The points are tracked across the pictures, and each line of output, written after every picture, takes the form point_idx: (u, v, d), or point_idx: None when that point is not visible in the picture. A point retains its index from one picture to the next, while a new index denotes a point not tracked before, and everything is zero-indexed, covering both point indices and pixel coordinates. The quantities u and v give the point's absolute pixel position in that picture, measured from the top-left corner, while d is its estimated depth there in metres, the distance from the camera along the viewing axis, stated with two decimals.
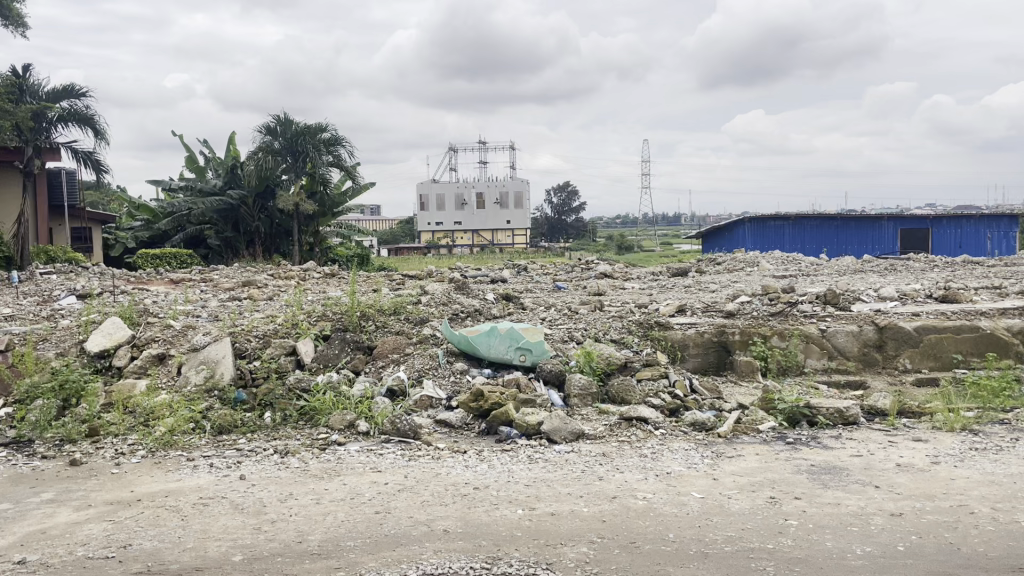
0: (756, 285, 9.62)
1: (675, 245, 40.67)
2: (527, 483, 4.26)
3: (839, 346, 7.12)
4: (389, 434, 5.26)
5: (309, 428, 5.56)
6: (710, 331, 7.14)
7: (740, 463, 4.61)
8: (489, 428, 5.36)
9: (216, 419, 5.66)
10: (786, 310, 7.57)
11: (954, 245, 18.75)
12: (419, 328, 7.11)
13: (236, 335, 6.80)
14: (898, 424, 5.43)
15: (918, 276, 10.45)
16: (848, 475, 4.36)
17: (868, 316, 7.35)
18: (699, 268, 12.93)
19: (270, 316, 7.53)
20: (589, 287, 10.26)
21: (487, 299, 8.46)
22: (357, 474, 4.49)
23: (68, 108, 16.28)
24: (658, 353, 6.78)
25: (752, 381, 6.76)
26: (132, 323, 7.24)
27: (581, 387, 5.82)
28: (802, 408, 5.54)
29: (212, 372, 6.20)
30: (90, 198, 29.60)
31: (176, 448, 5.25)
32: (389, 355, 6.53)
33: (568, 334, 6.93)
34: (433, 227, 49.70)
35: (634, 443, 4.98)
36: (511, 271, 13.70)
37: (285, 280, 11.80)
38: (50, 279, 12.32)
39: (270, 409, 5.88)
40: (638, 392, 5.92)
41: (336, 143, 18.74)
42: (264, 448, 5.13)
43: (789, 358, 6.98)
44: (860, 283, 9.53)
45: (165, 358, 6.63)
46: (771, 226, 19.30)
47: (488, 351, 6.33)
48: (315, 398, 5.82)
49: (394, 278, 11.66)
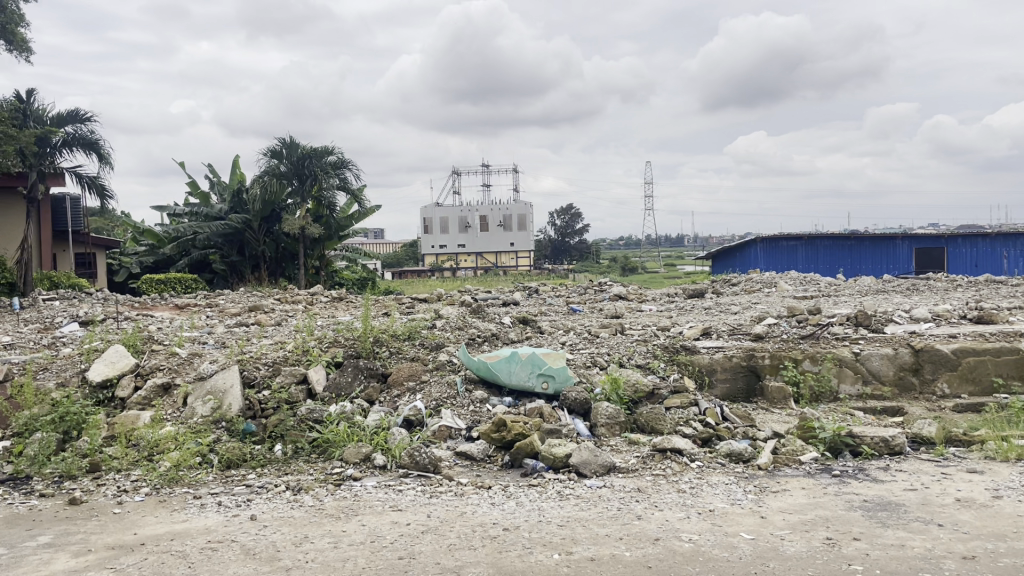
0: (779, 306, 9.32)
1: (679, 267, 40.38)
2: (560, 522, 3.95)
3: (874, 370, 6.80)
4: (407, 468, 4.94)
5: (322, 462, 5.26)
6: (738, 355, 6.85)
7: (786, 498, 4.29)
8: (513, 461, 5.06)
9: (225, 453, 5.36)
10: (817, 333, 7.27)
11: (970, 265, 18.38)
12: (435, 353, 6.82)
13: (244, 363, 6.51)
14: (947, 454, 5.12)
15: (944, 296, 10.17)
16: (907, 512, 4.04)
17: (903, 339, 7.05)
18: (715, 289, 12.66)
19: (279, 343, 7.25)
20: (606, 310, 9.96)
21: (504, 323, 8.19)
22: (375, 514, 4.18)
23: (73, 132, 16.13)
24: (686, 378, 6.47)
25: (785, 408, 6.46)
26: (136, 351, 6.96)
27: (608, 415, 5.51)
28: (845, 437, 5.23)
29: (220, 403, 5.91)
30: (96, 224, 29.49)
31: (182, 485, 4.94)
32: (404, 384, 6.24)
33: (591, 359, 6.64)
34: (437, 250, 49.41)
35: (670, 478, 4.66)
36: (523, 293, 13.41)
37: (293, 304, 11.54)
38: (52, 306, 12.07)
39: (280, 441, 5.57)
40: (669, 420, 5.61)
41: (343, 165, 18.54)
42: (276, 485, 4.82)
43: (821, 383, 6.67)
44: (887, 304, 9.23)
45: (170, 388, 6.34)
46: (784, 246, 18.88)
47: (509, 378, 6.02)
48: (328, 429, 5.51)
49: (404, 301, 11.40)
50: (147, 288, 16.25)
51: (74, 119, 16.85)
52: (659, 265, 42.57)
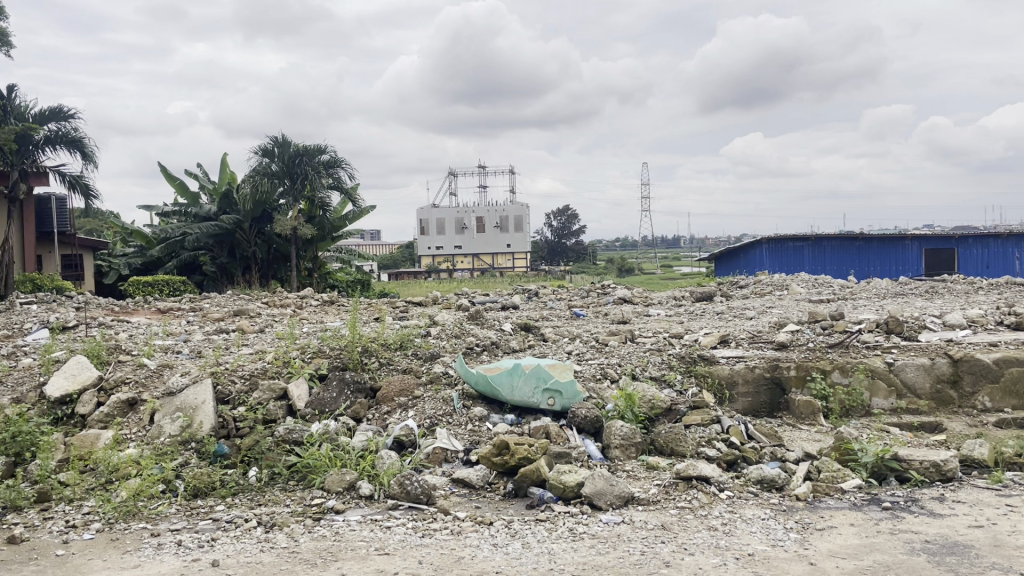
0: (797, 310, 8.74)
1: (676, 268, 39.60)
2: (575, 572, 3.35)
3: (909, 382, 6.22)
4: (397, 499, 4.35)
5: (301, 491, 4.65)
6: (762, 365, 6.27)
7: (836, 538, 3.70)
8: (517, 490, 4.46)
9: (191, 480, 4.76)
10: (846, 342, 6.69)
11: (982, 267, 17.78)
12: (429, 365, 6.22)
13: (218, 375, 5.89)
14: (1007, 480, 4.53)
15: (969, 299, 9.56)
16: (980, 558, 3.45)
17: (941, 347, 6.46)
18: (724, 292, 12.03)
19: (259, 352, 6.63)
20: (611, 314, 9.39)
21: (504, 330, 7.60)
22: (358, 559, 3.58)
23: (56, 131, 15.51)
24: (705, 393, 5.90)
25: (813, 425, 5.88)
26: (100, 362, 6.34)
27: (623, 436, 4.91)
28: (889, 461, 4.65)
29: (189, 421, 5.30)
30: (85, 225, 28.86)
31: (140, 520, 4.34)
32: (395, 399, 5.64)
33: (601, 371, 6.05)
34: (433, 250, 48.88)
35: (696, 511, 4.07)
36: (521, 296, 12.83)
37: (280, 309, 10.94)
38: (29, 310, 11.46)
39: (255, 466, 4.98)
40: (690, 441, 5.02)
41: (335, 164, 17.92)
42: (246, 520, 4.22)
43: (852, 396, 6.08)
44: (913, 308, 8.62)
45: (136, 404, 5.74)
46: (790, 248, 18.36)
47: (512, 393, 5.40)
48: (309, 452, 4.90)
49: (398, 305, 10.83)
50: (134, 292, 15.62)
51: (57, 117, 16.23)
52: (656, 265, 41.98)
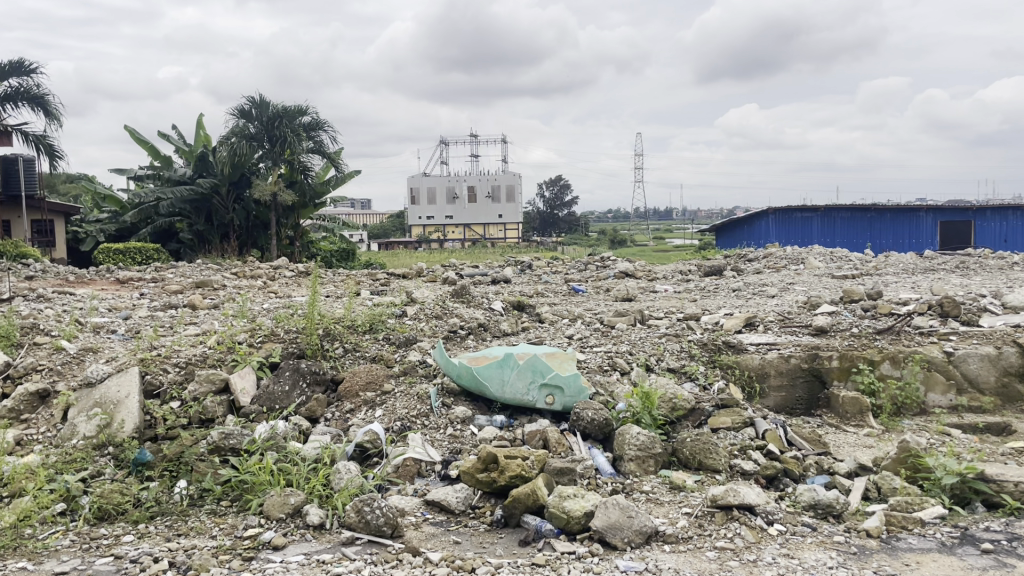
0: (824, 288, 7.78)
1: (673, 240, 38.61)
2: None
3: (971, 375, 5.27)
4: (356, 531, 3.37)
5: (234, 516, 3.67)
6: (798, 355, 5.33)
7: None
8: (507, 519, 3.50)
9: (98, 497, 3.77)
10: (895, 327, 5.74)
11: (999, 240, 16.65)
12: (404, 352, 5.25)
13: (148, 362, 4.89)
14: None
15: (1009, 277, 8.60)
16: None
17: (1007, 334, 5.49)
18: (735, 266, 11.02)
19: (203, 334, 5.62)
20: (615, 290, 8.41)
21: (494, 309, 6.61)
22: None
23: (15, 86, 14.28)
24: (733, 388, 4.95)
25: (862, 426, 4.92)
26: (10, 345, 5.29)
27: (639, 446, 3.95)
28: (975, 482, 3.72)
29: (108, 421, 4.32)
30: (63, 188, 27.87)
31: (18, 557, 3.33)
32: (360, 394, 4.66)
33: (609, 361, 5.08)
34: (425, 220, 47.54)
35: (741, 555, 3.13)
36: (514, 269, 11.86)
37: (249, 281, 9.94)
38: None
39: (181, 480, 3.98)
40: (722, 451, 4.06)
41: (317, 126, 16.80)
42: (157, 560, 3.23)
43: (906, 392, 5.14)
44: (955, 287, 7.66)
45: (48, 397, 4.73)
46: (798, 219, 17.50)
47: (501, 390, 4.41)
48: (248, 465, 3.91)
49: (377, 277, 9.82)
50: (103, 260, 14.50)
51: (19, 72, 14.98)
52: (651, 237, 40.90)
